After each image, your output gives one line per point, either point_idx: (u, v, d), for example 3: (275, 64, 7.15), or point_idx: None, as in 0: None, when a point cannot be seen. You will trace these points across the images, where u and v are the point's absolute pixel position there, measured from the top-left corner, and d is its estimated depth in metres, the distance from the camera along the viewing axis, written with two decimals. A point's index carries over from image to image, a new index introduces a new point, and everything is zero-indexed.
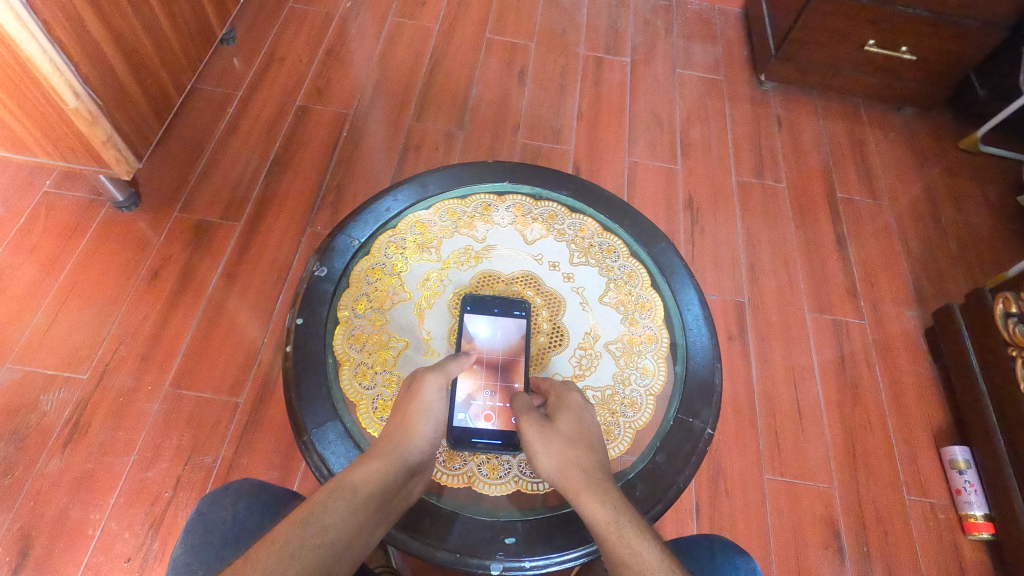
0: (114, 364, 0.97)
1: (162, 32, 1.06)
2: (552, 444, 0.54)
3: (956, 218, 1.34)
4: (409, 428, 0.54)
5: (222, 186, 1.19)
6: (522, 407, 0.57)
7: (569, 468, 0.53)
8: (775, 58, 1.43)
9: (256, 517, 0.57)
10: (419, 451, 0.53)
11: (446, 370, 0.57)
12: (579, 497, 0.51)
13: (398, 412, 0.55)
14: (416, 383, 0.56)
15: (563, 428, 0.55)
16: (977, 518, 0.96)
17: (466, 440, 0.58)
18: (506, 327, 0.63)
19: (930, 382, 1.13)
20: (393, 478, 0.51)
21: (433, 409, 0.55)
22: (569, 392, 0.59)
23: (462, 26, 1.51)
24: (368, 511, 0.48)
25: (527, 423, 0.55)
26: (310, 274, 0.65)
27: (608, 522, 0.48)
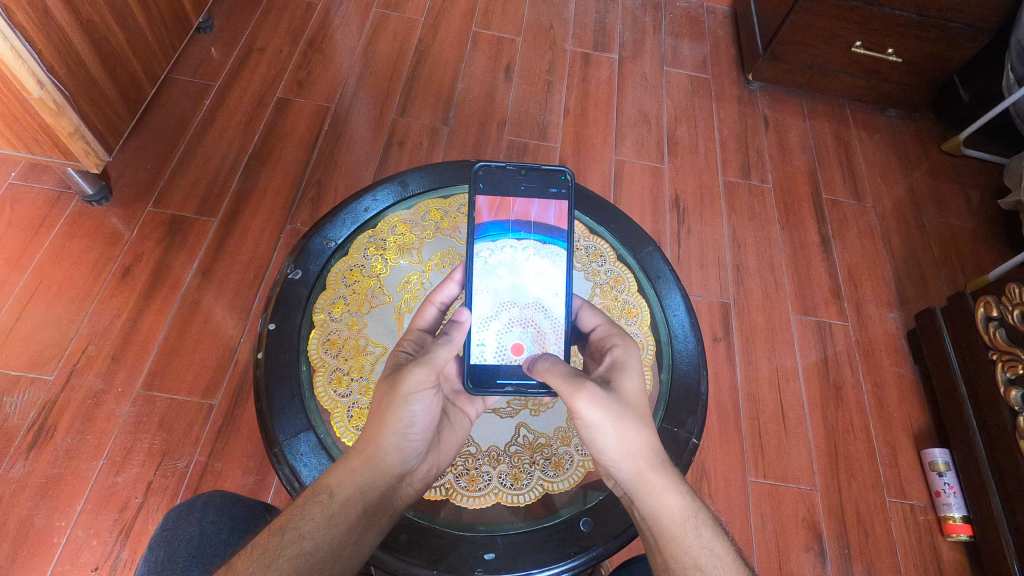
0: (82, 364, 0.93)
1: (134, 19, 1.01)
2: (627, 423, 0.49)
3: (937, 220, 1.35)
4: (388, 426, 0.49)
5: (198, 180, 1.15)
6: (575, 373, 0.50)
7: (646, 453, 0.49)
8: (763, 58, 1.43)
9: (223, 533, 0.55)
10: (406, 448, 0.50)
11: (434, 361, 0.50)
12: (654, 485, 0.49)
13: (376, 404, 0.49)
14: (400, 375, 0.49)
15: (629, 398, 0.51)
16: (956, 520, 0.97)
17: (493, 384, 0.55)
18: (532, 219, 0.58)
19: (910, 383, 1.14)
20: (375, 481, 0.48)
21: (417, 401, 0.49)
22: (630, 357, 0.54)
23: (448, 18, 1.48)
24: (351, 518, 0.46)
25: (603, 406, 0.49)
26: (283, 276, 0.63)
27: (685, 519, 0.48)
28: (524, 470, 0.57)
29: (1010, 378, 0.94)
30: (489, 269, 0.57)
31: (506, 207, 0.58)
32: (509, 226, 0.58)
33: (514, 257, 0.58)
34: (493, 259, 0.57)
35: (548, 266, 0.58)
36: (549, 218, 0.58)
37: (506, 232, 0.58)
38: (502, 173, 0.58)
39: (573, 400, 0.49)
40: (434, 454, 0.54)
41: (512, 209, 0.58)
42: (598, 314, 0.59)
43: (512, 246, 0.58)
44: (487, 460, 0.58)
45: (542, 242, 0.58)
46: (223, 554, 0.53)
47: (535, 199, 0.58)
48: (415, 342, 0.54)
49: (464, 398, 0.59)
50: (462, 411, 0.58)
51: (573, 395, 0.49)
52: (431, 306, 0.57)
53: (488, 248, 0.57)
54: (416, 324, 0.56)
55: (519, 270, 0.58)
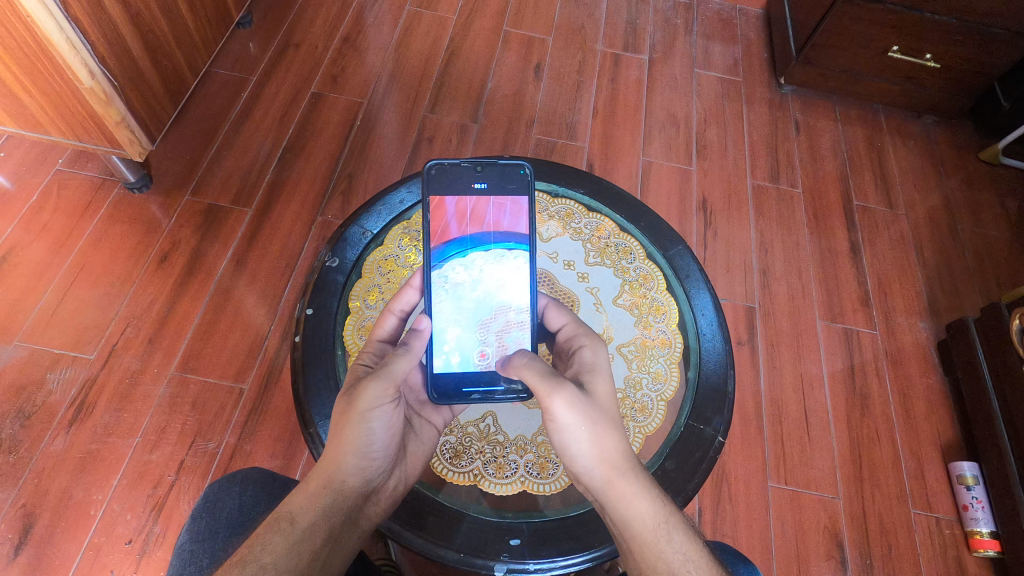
0: (121, 345, 0.97)
1: (180, 14, 1.05)
2: (599, 429, 0.50)
3: (973, 230, 1.33)
4: (347, 446, 0.49)
5: (234, 171, 1.18)
6: (552, 372, 0.50)
7: (614, 458, 0.50)
8: (796, 62, 1.41)
9: (265, 505, 0.57)
10: (368, 466, 0.50)
11: (392, 374, 0.50)
12: (623, 491, 0.50)
13: (335, 423, 0.50)
14: (356, 392, 0.50)
15: (600, 400, 0.52)
16: (983, 535, 0.95)
17: (458, 393, 0.55)
18: (493, 227, 0.58)
19: (940, 394, 1.11)
20: (337, 503, 0.48)
21: (375, 418, 0.50)
22: (598, 359, 0.54)
23: (480, 18, 1.50)
24: (315, 543, 0.46)
25: (574, 407, 0.49)
26: (321, 264, 0.64)
27: (657, 525, 0.49)
28: (550, 460, 0.58)
29: None
30: (457, 282, 0.57)
31: (464, 215, 0.58)
32: (471, 238, 0.58)
33: (483, 265, 0.58)
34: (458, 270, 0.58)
35: (512, 267, 0.58)
36: (511, 221, 0.58)
37: (470, 243, 0.58)
38: (455, 171, 0.57)
39: (548, 400, 0.49)
40: (401, 469, 0.54)
41: (473, 219, 0.58)
42: (565, 312, 0.58)
43: (481, 255, 0.58)
44: (515, 449, 0.59)
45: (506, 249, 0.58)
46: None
47: (493, 199, 0.58)
48: (375, 353, 0.55)
49: (430, 408, 0.58)
50: (429, 421, 0.58)
51: (546, 396, 0.49)
52: (391, 314, 0.56)
53: (459, 261, 0.58)
54: (374, 336, 0.57)
55: (487, 277, 0.58)
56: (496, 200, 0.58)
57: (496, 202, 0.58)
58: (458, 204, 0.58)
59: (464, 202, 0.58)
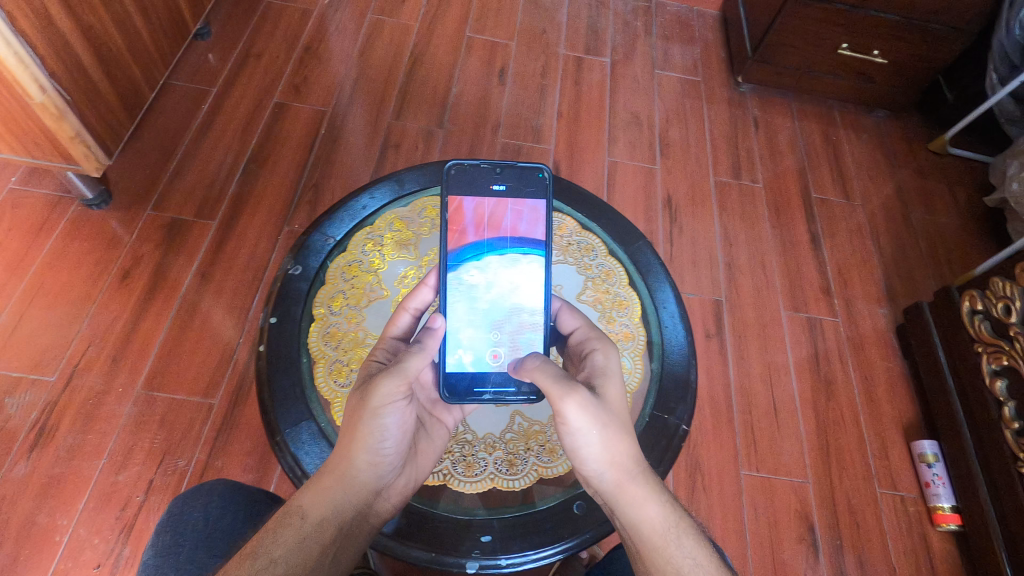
0: (84, 365, 0.95)
1: (134, 27, 1.03)
2: (611, 432, 0.51)
3: (925, 218, 1.38)
4: (360, 443, 0.49)
5: (197, 183, 1.16)
6: (565, 375, 0.51)
7: (625, 462, 0.51)
8: (751, 60, 1.46)
9: (229, 516, 0.56)
10: (380, 463, 0.51)
11: (405, 371, 0.50)
12: (633, 494, 0.50)
13: (347, 419, 0.50)
14: (370, 389, 0.50)
15: (611, 404, 0.53)
16: (945, 510, 0.99)
17: (470, 393, 0.56)
18: (513, 229, 0.59)
19: (900, 377, 1.16)
20: (348, 498, 0.49)
21: (388, 414, 0.50)
22: (609, 363, 0.55)
23: (442, 24, 1.50)
24: (326, 537, 0.47)
25: (587, 410, 0.50)
26: (284, 272, 0.64)
27: (667, 530, 0.49)
28: (519, 455, 0.59)
29: (994, 369, 0.97)
30: (468, 282, 0.58)
31: (481, 215, 0.59)
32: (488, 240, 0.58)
33: (500, 266, 0.59)
34: (472, 272, 0.58)
35: (530, 270, 0.59)
36: (529, 226, 0.59)
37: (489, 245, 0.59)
38: (476, 172, 0.59)
39: (561, 403, 0.50)
40: (412, 467, 0.54)
41: (493, 223, 0.59)
42: (579, 316, 0.60)
43: (500, 258, 0.59)
44: (484, 447, 0.59)
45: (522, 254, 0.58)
46: (228, 538, 0.54)
47: (511, 203, 0.59)
48: (389, 350, 0.56)
49: (441, 407, 0.60)
50: (440, 421, 0.59)
51: (560, 399, 0.50)
52: (405, 312, 0.57)
53: (473, 264, 0.58)
54: (389, 333, 0.57)
55: (503, 278, 0.58)
56: (515, 204, 0.59)
57: (516, 205, 0.59)
58: (479, 207, 0.58)
59: (482, 203, 0.58)
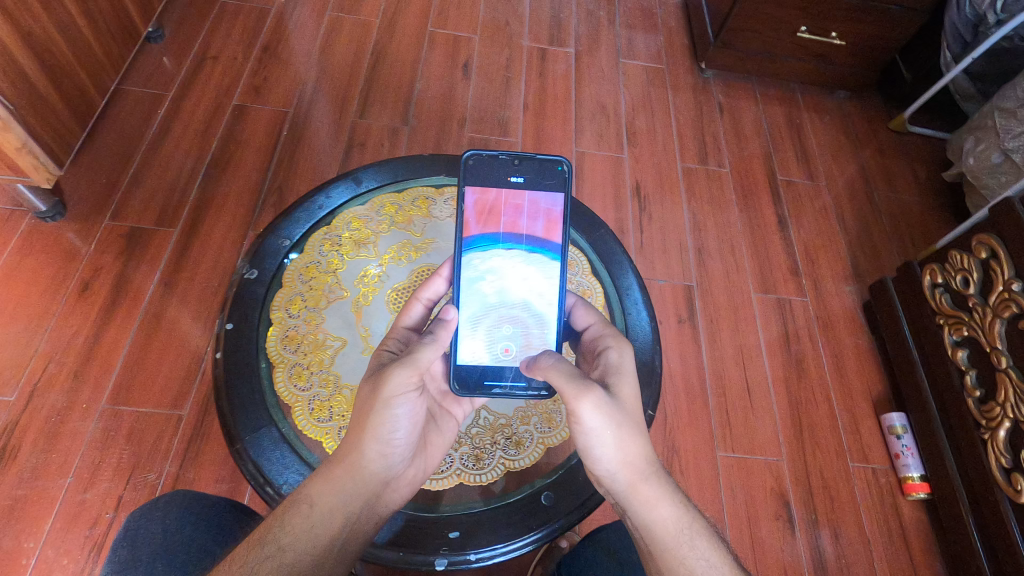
0: (44, 383, 0.92)
1: (79, 31, 1.00)
2: (625, 433, 0.50)
3: (888, 196, 1.41)
4: (371, 434, 0.49)
5: (156, 190, 1.13)
6: (579, 375, 0.50)
7: (639, 462, 0.50)
8: (713, 46, 1.47)
9: (189, 526, 0.54)
10: (390, 455, 0.50)
11: (416, 362, 0.50)
12: (646, 495, 0.50)
13: (358, 410, 0.49)
14: (381, 379, 0.49)
15: (627, 404, 0.51)
16: (914, 479, 1.02)
17: (480, 386, 0.56)
18: (528, 223, 0.58)
19: (868, 352, 1.18)
20: (359, 488, 0.48)
21: (400, 406, 0.49)
22: (623, 361, 0.54)
23: (403, 19, 1.49)
24: (334, 526, 0.47)
25: (602, 411, 0.49)
26: (239, 277, 0.63)
27: (680, 531, 0.49)
28: (485, 449, 0.59)
29: (956, 340, 1.00)
30: (477, 275, 0.57)
31: (495, 208, 0.58)
32: (503, 233, 0.58)
33: (514, 259, 0.58)
34: (484, 265, 0.58)
35: (546, 265, 0.58)
36: (546, 221, 0.58)
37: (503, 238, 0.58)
38: (491, 164, 0.58)
39: (575, 403, 0.49)
40: (423, 458, 0.54)
41: (506, 217, 0.58)
42: (593, 313, 0.60)
43: (515, 251, 0.58)
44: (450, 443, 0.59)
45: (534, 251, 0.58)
46: (188, 548, 0.53)
47: (529, 198, 0.58)
48: (401, 340, 0.55)
49: (452, 399, 0.59)
50: (451, 413, 0.58)
51: (576, 400, 0.49)
52: (417, 303, 0.57)
53: (486, 258, 0.58)
54: (401, 323, 0.57)
55: (517, 272, 0.58)
56: (532, 199, 0.58)
57: (532, 200, 0.58)
58: (495, 200, 0.58)
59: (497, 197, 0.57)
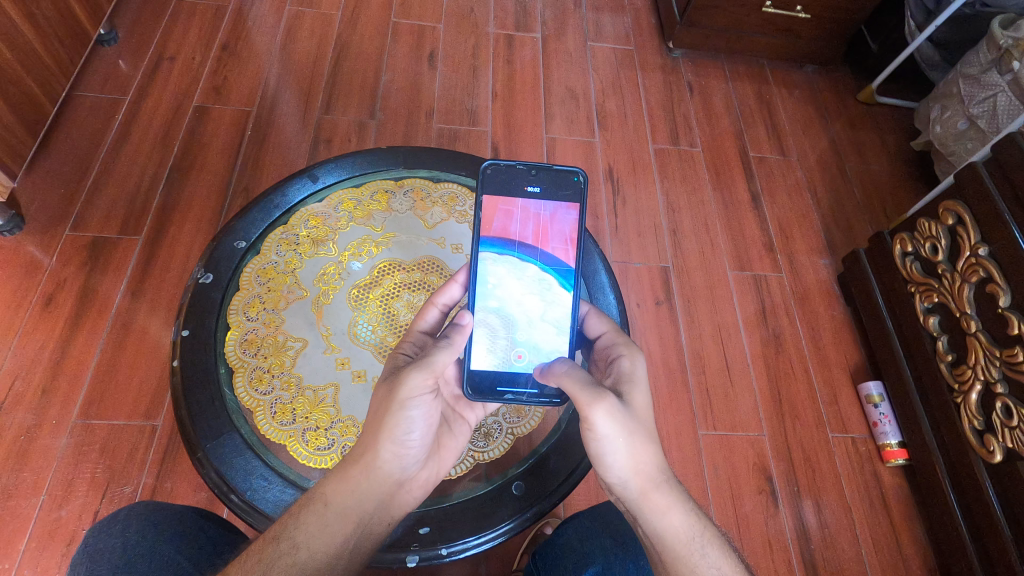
0: (11, 401, 0.90)
1: (23, 36, 0.97)
2: (637, 440, 0.49)
3: (859, 167, 1.42)
4: (386, 435, 0.48)
5: (118, 198, 1.11)
6: (592, 382, 0.49)
7: (651, 470, 0.50)
8: (680, 25, 1.45)
9: (150, 538, 0.53)
10: (405, 456, 0.49)
11: (433, 365, 0.48)
12: (657, 503, 0.50)
13: (373, 411, 0.48)
14: (397, 381, 0.47)
15: (639, 411, 0.51)
16: (892, 446, 1.03)
17: (493, 391, 0.55)
18: (540, 227, 0.58)
19: (844, 324, 1.19)
20: (373, 489, 0.48)
21: (415, 407, 0.48)
22: (635, 370, 0.53)
23: (365, 11, 1.46)
24: (347, 527, 0.46)
25: (616, 419, 0.48)
26: (194, 282, 0.61)
27: (691, 539, 0.49)
28: None
29: (927, 307, 1.01)
30: (491, 277, 0.57)
31: (512, 215, 0.58)
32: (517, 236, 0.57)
33: (527, 261, 0.57)
34: (498, 271, 0.57)
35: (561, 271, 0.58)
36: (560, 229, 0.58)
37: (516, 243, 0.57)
38: (511, 172, 0.58)
39: (590, 410, 0.48)
40: (435, 461, 0.53)
41: (520, 222, 0.57)
42: (605, 320, 0.60)
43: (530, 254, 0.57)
44: None
45: (550, 259, 0.58)
46: (149, 560, 0.52)
47: (543, 205, 0.58)
48: (416, 344, 0.54)
49: (464, 404, 0.58)
50: (463, 418, 0.58)
51: (590, 408, 0.48)
52: (433, 308, 0.56)
53: (502, 263, 0.57)
54: (417, 327, 0.56)
55: (529, 277, 0.57)
56: (546, 207, 0.58)
57: (547, 209, 0.58)
58: (511, 206, 0.58)
59: (516, 204, 0.58)
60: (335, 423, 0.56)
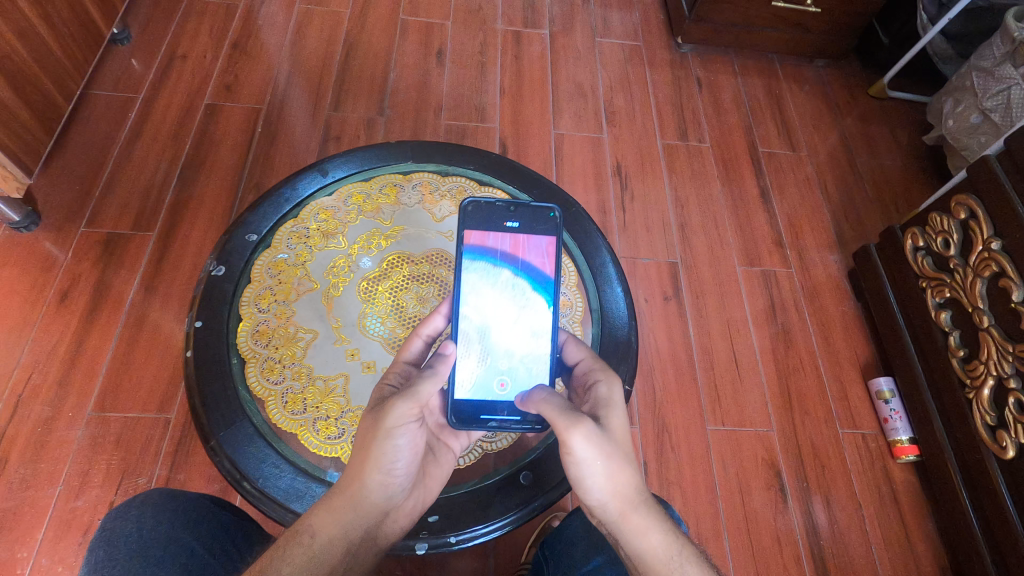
0: (28, 393, 0.91)
1: (39, 36, 0.98)
2: (615, 462, 0.48)
3: (870, 163, 1.41)
4: (372, 465, 0.47)
5: (131, 195, 1.12)
6: (569, 408, 0.49)
7: (629, 492, 0.49)
8: (689, 20, 1.45)
9: (165, 524, 0.54)
10: (390, 485, 0.49)
11: (418, 395, 0.48)
12: (636, 525, 0.49)
13: (358, 440, 0.48)
14: (383, 411, 0.47)
15: (615, 435, 0.50)
16: (903, 443, 1.02)
17: (476, 419, 0.55)
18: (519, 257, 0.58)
19: (855, 319, 1.19)
20: (358, 519, 0.47)
21: (401, 436, 0.48)
22: (613, 394, 0.53)
23: (374, 9, 1.46)
24: (334, 558, 0.45)
25: (591, 443, 0.48)
26: (207, 274, 0.62)
27: (670, 558, 0.47)
28: None
29: (939, 302, 1.00)
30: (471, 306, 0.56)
31: (491, 246, 0.58)
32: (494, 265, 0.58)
33: (506, 287, 0.57)
34: (477, 300, 0.57)
35: (540, 300, 0.57)
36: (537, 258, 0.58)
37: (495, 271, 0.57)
38: (491, 208, 0.58)
39: (566, 434, 0.48)
40: (420, 488, 0.53)
41: (498, 253, 0.58)
42: (582, 348, 0.58)
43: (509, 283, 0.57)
44: None
45: (526, 268, 0.58)
46: (164, 546, 0.53)
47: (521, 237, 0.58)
48: (401, 374, 0.53)
49: (449, 432, 0.58)
50: (448, 446, 0.57)
51: (564, 433, 0.48)
52: (416, 338, 0.55)
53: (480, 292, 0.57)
54: (401, 357, 0.55)
55: (507, 304, 0.57)
56: (524, 239, 0.58)
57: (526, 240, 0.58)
58: (489, 237, 0.58)
59: (495, 237, 0.58)
60: (345, 413, 0.57)
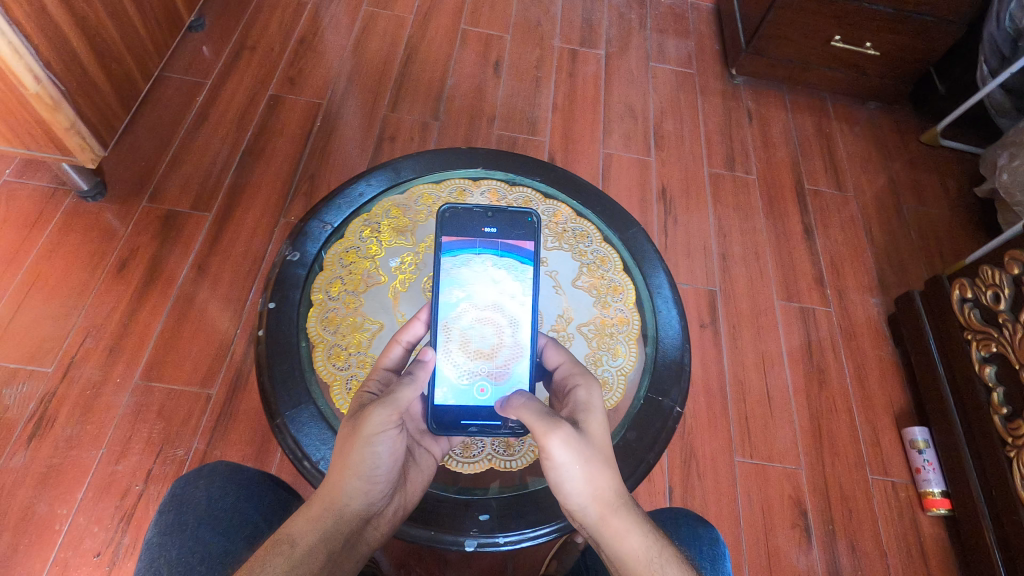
0: (81, 356, 0.95)
1: (128, 17, 1.03)
2: (593, 467, 0.48)
3: (917, 209, 1.39)
4: (351, 471, 0.48)
5: (192, 175, 1.16)
6: (548, 413, 0.49)
7: (607, 495, 0.49)
8: (745, 53, 1.46)
9: (231, 496, 0.56)
10: (371, 490, 0.49)
11: (397, 402, 0.50)
12: (616, 527, 0.49)
13: (338, 447, 0.49)
14: (361, 419, 0.49)
15: (595, 438, 0.50)
16: (935, 495, 1.01)
17: (456, 424, 0.55)
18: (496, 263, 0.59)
19: (891, 365, 1.17)
20: (338, 527, 0.48)
21: (381, 443, 0.49)
22: (591, 398, 0.53)
23: (437, 17, 1.50)
24: (315, 565, 0.45)
25: (569, 447, 0.48)
26: (282, 258, 0.64)
27: (650, 559, 0.48)
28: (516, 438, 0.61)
29: (984, 356, 0.98)
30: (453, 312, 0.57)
31: (469, 255, 0.58)
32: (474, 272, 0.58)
33: (487, 294, 0.58)
34: (456, 307, 0.57)
35: (518, 305, 0.58)
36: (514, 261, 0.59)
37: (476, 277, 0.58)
38: (468, 216, 0.59)
39: (544, 439, 0.48)
40: (402, 493, 0.54)
41: (478, 260, 0.58)
42: (563, 351, 0.59)
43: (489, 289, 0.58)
44: None
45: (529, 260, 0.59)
46: (229, 516, 0.55)
47: (498, 242, 0.59)
48: (381, 381, 0.54)
49: (429, 438, 0.58)
50: (428, 450, 0.58)
51: (543, 438, 0.48)
52: (397, 344, 0.56)
53: (458, 298, 0.57)
54: (381, 364, 0.56)
55: (488, 309, 0.58)
56: (503, 245, 0.59)
57: (504, 247, 0.59)
58: (467, 245, 0.59)
59: (473, 244, 0.59)
60: None
